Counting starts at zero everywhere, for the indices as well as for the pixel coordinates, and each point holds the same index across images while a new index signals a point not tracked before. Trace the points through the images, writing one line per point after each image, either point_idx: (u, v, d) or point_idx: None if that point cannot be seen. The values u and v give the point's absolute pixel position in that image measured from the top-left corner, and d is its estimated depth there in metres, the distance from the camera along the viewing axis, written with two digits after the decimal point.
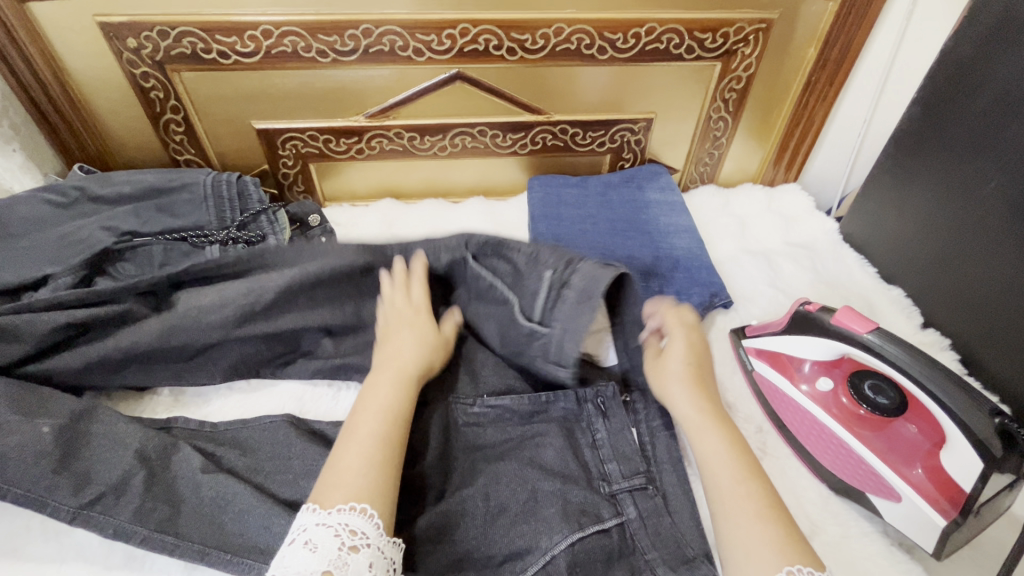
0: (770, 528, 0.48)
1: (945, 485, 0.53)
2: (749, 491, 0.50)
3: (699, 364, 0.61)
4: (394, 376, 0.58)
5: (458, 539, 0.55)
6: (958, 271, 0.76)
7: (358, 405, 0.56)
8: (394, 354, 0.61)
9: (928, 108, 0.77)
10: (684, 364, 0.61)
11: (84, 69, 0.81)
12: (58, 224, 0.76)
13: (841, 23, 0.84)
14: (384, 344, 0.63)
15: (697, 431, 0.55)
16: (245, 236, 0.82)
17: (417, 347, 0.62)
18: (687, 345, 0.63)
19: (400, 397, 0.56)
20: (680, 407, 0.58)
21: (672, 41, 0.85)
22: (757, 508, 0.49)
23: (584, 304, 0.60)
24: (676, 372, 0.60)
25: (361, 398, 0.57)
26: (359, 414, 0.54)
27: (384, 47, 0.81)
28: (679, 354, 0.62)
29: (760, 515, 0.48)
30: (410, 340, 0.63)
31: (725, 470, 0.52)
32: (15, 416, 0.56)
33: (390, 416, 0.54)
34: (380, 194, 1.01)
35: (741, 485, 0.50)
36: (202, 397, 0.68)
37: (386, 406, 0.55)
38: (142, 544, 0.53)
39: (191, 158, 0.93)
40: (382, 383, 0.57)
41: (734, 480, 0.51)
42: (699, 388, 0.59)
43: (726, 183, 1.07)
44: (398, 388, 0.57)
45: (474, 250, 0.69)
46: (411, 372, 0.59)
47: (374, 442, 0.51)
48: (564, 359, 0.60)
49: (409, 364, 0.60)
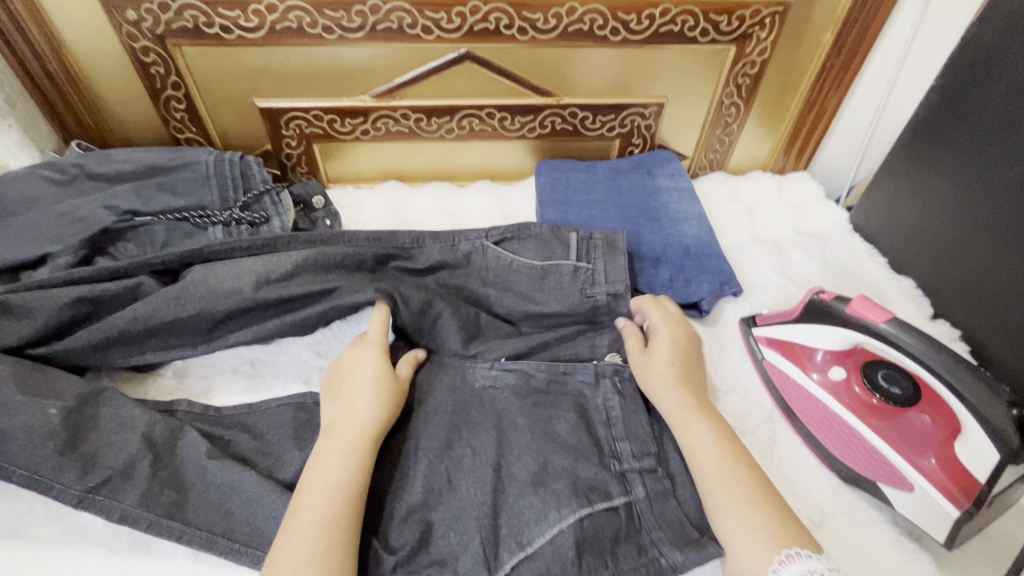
0: (765, 511, 0.50)
1: (958, 474, 0.53)
2: (739, 478, 0.53)
3: (683, 362, 0.63)
4: (344, 445, 0.54)
5: (467, 503, 0.55)
6: (970, 261, 0.75)
7: (304, 480, 0.52)
8: (348, 415, 0.56)
9: (948, 96, 0.75)
10: (666, 365, 0.62)
11: (82, 42, 0.79)
12: (57, 202, 0.74)
13: (859, 7, 0.82)
14: (336, 399, 0.59)
15: (681, 426, 0.58)
16: (248, 217, 0.80)
17: (370, 401, 0.58)
18: (671, 345, 0.64)
19: (354, 470, 0.52)
20: (665, 406, 0.60)
21: (687, 23, 0.83)
22: (749, 493, 0.51)
23: (615, 246, 0.74)
24: (659, 371, 0.62)
25: (307, 474, 0.52)
26: (303, 492, 0.51)
27: (392, 24, 0.79)
28: (664, 353, 0.63)
29: (750, 499, 0.51)
30: (362, 395, 0.58)
31: (712, 459, 0.54)
32: (23, 396, 0.55)
33: (341, 493, 0.50)
34: (385, 176, 0.99)
35: (730, 473, 0.53)
36: (205, 379, 0.67)
37: (336, 482, 0.51)
38: (149, 529, 0.52)
39: (192, 136, 0.90)
40: (333, 455, 0.53)
41: (721, 470, 0.53)
42: (686, 388, 0.61)
43: (735, 170, 1.06)
44: (349, 457, 0.53)
45: (494, 239, 0.76)
46: (367, 436, 0.55)
47: (316, 527, 0.47)
48: (620, 280, 0.72)
49: (367, 429, 0.55)
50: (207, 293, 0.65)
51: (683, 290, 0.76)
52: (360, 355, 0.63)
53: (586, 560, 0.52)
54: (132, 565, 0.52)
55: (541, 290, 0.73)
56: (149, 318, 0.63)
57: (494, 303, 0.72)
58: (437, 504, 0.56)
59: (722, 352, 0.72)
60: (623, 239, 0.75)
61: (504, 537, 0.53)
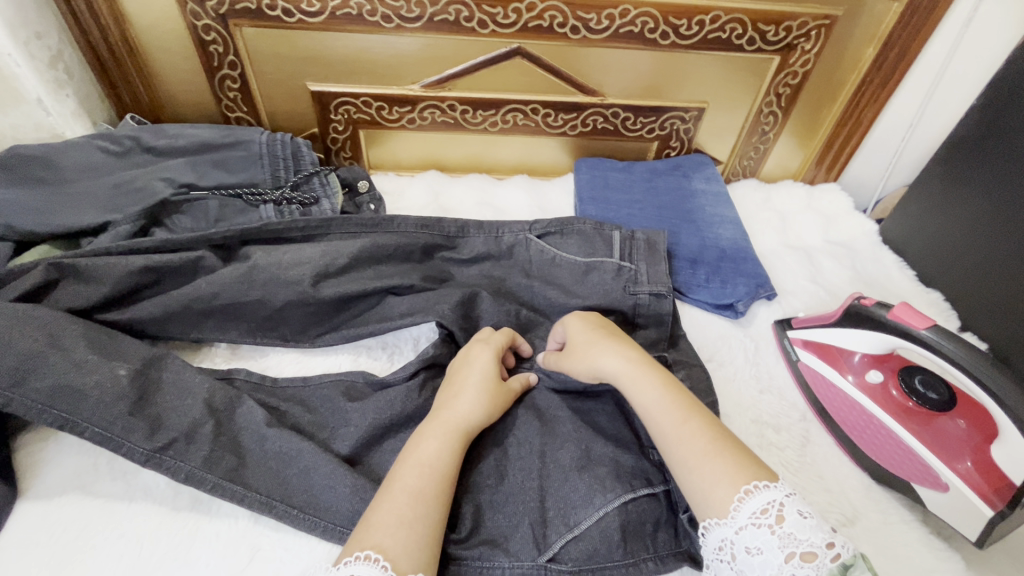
0: (718, 463, 0.47)
1: (993, 477, 0.55)
2: (692, 431, 0.50)
3: (604, 325, 0.64)
4: (443, 428, 0.55)
5: (516, 491, 0.57)
6: (1002, 276, 0.77)
7: (404, 455, 0.52)
8: (452, 401, 0.57)
9: (988, 116, 0.77)
10: (590, 331, 0.63)
11: (145, 18, 0.80)
12: (113, 172, 0.76)
13: (903, 24, 0.84)
14: (448, 387, 0.60)
15: (631, 382, 0.56)
16: (299, 197, 0.82)
17: (471, 400, 0.57)
18: (583, 319, 0.66)
19: (445, 452, 0.53)
20: (610, 363, 0.58)
21: (735, 30, 0.85)
22: (703, 446, 0.48)
23: (656, 249, 0.76)
24: (587, 342, 0.62)
25: (407, 448, 0.53)
26: (403, 466, 0.51)
27: (449, 16, 0.81)
28: (578, 326, 0.64)
29: (707, 452, 0.48)
30: (469, 389, 0.58)
31: (666, 414, 0.52)
32: (94, 355, 0.57)
33: (431, 469, 0.51)
34: (424, 165, 1.01)
35: (684, 427, 0.50)
36: (257, 353, 0.69)
37: (428, 458, 0.52)
38: (212, 491, 0.54)
39: (243, 116, 0.92)
40: (429, 433, 0.54)
41: (676, 423, 0.51)
42: (618, 341, 0.61)
43: (767, 178, 1.08)
44: (444, 440, 0.54)
45: (538, 232, 0.78)
46: (462, 428, 0.55)
47: (411, 499, 0.48)
48: (660, 280, 0.73)
49: (463, 418, 0.56)
50: (270, 281, 0.67)
51: (720, 291, 0.79)
52: (470, 355, 0.63)
53: (631, 543, 0.54)
54: (194, 524, 0.54)
55: (584, 284, 0.74)
56: (210, 290, 0.65)
57: (538, 295, 0.74)
58: (486, 482, 0.58)
59: (758, 352, 0.75)
60: (665, 243, 0.77)
61: (551, 520, 0.55)
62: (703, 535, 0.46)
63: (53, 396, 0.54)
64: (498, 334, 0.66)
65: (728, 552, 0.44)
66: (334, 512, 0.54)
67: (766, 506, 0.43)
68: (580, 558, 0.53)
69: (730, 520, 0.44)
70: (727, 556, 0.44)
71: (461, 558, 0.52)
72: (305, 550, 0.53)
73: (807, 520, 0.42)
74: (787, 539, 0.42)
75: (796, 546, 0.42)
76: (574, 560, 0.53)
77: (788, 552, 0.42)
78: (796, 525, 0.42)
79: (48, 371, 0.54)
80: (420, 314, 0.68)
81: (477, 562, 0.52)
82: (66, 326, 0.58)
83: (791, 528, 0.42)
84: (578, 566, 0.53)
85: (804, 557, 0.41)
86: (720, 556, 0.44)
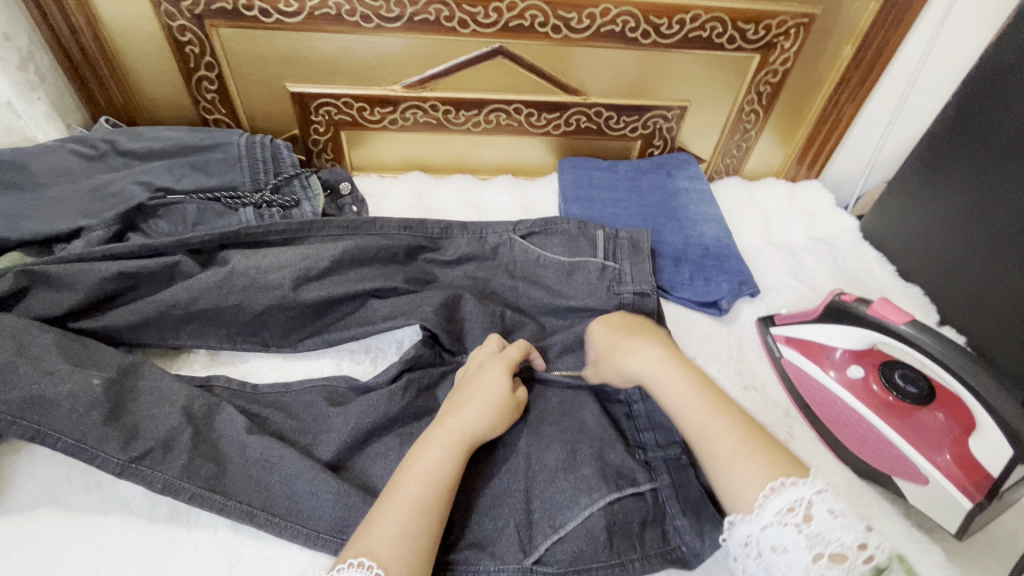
0: (750, 463, 0.49)
1: (972, 469, 0.56)
2: (721, 430, 0.52)
3: (625, 324, 0.66)
4: (446, 436, 0.53)
5: (501, 494, 0.57)
6: (980, 271, 0.78)
7: (406, 461, 0.52)
8: (459, 409, 0.56)
9: (963, 114, 0.78)
10: (611, 334, 0.65)
11: (119, 19, 0.79)
12: (85, 176, 0.74)
13: (880, 22, 0.85)
14: (455, 397, 0.59)
15: (658, 380, 0.58)
16: (279, 200, 0.81)
17: (479, 410, 0.56)
18: (604, 321, 0.67)
19: (450, 459, 0.52)
20: (634, 364, 0.60)
21: (715, 29, 0.85)
22: (734, 446, 0.50)
23: (639, 248, 0.76)
24: (609, 347, 0.64)
25: (409, 455, 0.52)
26: (405, 474, 0.50)
27: (429, 16, 0.80)
28: (599, 330, 0.66)
29: (736, 453, 0.50)
30: (475, 400, 0.57)
31: (694, 412, 0.54)
32: (68, 364, 0.56)
33: (437, 480, 0.50)
34: (408, 166, 1.01)
35: (715, 423, 0.53)
36: (237, 359, 0.68)
37: (434, 468, 0.50)
38: (190, 501, 0.53)
39: (221, 118, 0.91)
40: (434, 441, 0.53)
41: (707, 419, 0.53)
42: (637, 339, 0.62)
43: (749, 176, 1.09)
44: (448, 447, 0.52)
45: (521, 233, 0.77)
46: (467, 438, 0.54)
47: (396, 502, 0.47)
48: (644, 280, 0.73)
49: (468, 427, 0.55)
50: (249, 287, 0.66)
51: (704, 288, 0.79)
52: (481, 368, 0.62)
53: (617, 543, 0.54)
54: (172, 536, 0.53)
55: (568, 284, 0.74)
56: (189, 296, 0.64)
57: (522, 296, 0.74)
58: (471, 486, 0.57)
59: (741, 349, 0.76)
60: (649, 242, 0.76)
61: (537, 522, 0.55)
62: (729, 529, 0.48)
63: (26, 406, 0.53)
64: (511, 347, 0.64)
65: (754, 548, 0.45)
66: (316, 519, 0.53)
67: (792, 504, 0.45)
68: (566, 560, 0.53)
69: (757, 516, 0.46)
70: (753, 552, 0.46)
71: (447, 561, 0.52)
72: (286, 559, 0.52)
73: (835, 519, 0.43)
74: (814, 540, 0.43)
75: (823, 546, 0.43)
76: (560, 562, 0.53)
77: (815, 552, 0.43)
78: (824, 524, 0.43)
79: (19, 381, 0.53)
80: (403, 318, 0.68)
81: (463, 566, 0.52)
82: (37, 335, 0.56)
83: (818, 527, 0.44)
84: (564, 568, 0.53)
85: (832, 558, 0.43)
86: (746, 551, 0.46)
